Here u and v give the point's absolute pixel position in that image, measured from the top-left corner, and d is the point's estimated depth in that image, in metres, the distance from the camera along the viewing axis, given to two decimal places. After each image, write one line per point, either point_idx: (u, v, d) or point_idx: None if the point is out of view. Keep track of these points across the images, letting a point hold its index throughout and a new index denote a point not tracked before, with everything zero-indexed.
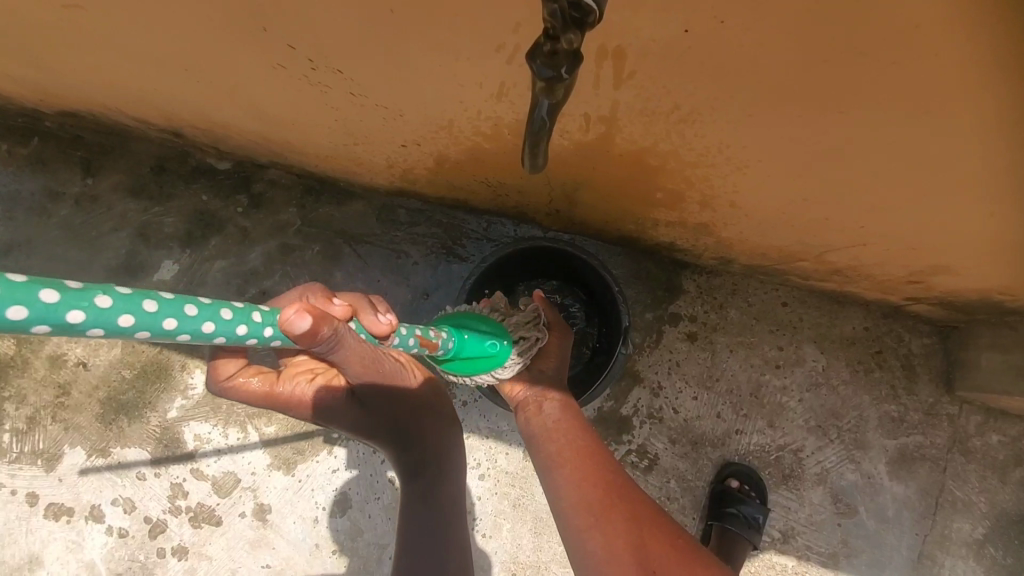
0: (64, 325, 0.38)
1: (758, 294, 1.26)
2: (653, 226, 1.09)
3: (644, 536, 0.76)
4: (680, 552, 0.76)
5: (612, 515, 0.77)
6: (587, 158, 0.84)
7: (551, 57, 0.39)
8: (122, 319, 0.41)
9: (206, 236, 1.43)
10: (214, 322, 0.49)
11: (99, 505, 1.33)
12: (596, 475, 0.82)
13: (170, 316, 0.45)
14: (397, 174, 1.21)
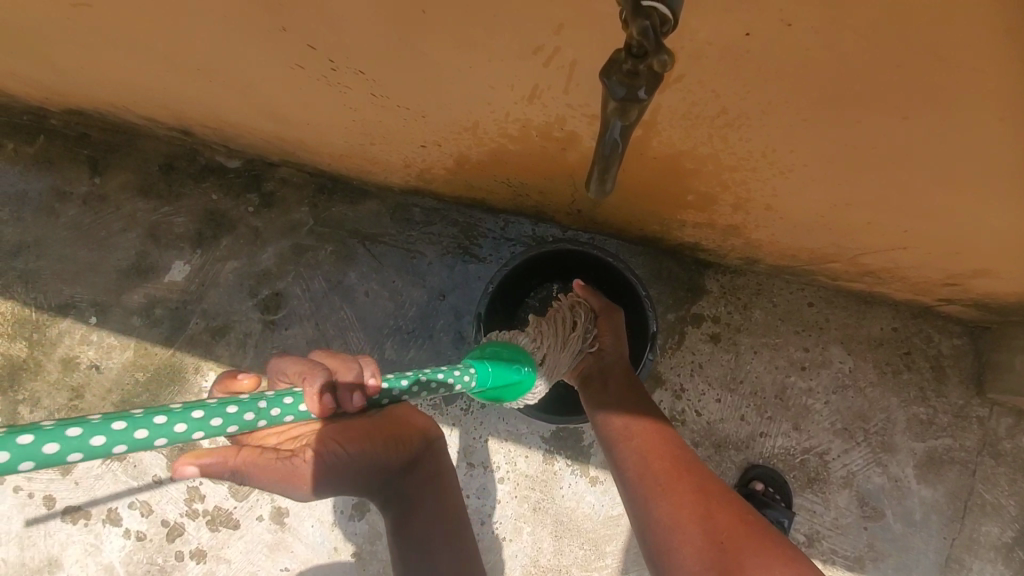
0: None
1: (783, 294, 1.23)
2: (680, 227, 1.07)
3: (712, 508, 0.71)
4: (754, 528, 0.70)
5: (677, 484, 0.74)
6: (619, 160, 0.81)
7: (630, 75, 0.43)
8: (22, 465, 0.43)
9: (217, 236, 1.40)
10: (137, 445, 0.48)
11: (116, 508, 1.32)
12: (663, 450, 0.79)
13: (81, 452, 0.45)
14: (414, 174, 1.18)
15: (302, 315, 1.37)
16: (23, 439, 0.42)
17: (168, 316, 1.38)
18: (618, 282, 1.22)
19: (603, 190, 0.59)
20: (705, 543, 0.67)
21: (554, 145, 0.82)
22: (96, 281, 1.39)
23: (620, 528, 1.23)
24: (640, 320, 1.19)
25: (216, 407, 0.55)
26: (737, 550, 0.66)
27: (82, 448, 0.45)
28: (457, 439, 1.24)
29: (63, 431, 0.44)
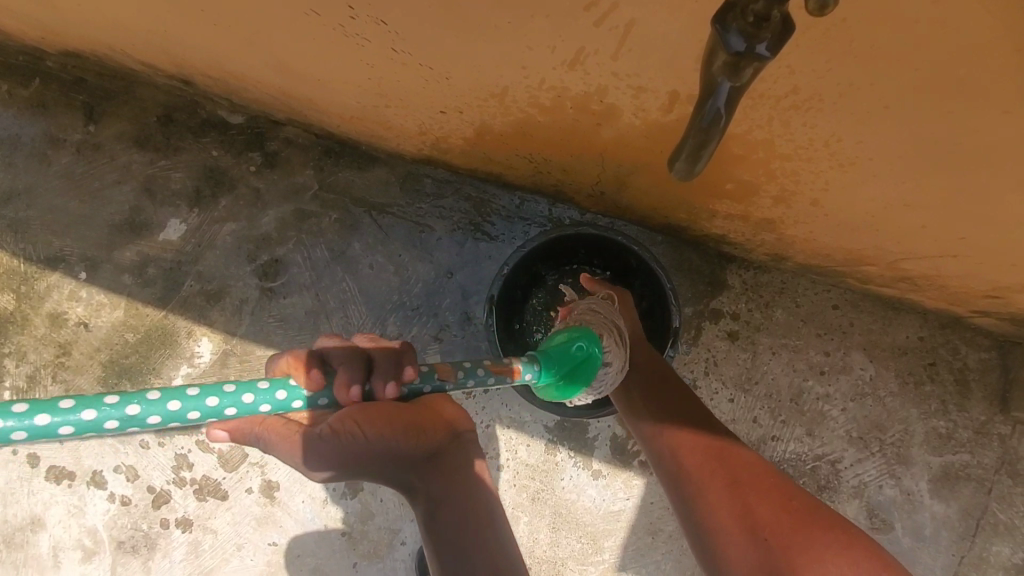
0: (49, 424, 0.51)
1: (808, 294, 1.17)
2: (708, 217, 1.00)
3: (750, 502, 0.68)
4: (805, 513, 0.67)
5: (711, 480, 0.72)
6: (660, 140, 0.73)
7: (755, 24, 0.38)
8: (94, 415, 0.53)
9: (216, 196, 1.33)
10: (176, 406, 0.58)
11: (101, 471, 1.27)
12: (690, 445, 0.77)
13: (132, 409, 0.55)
14: (429, 143, 1.11)
15: (302, 284, 1.31)
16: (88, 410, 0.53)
17: (162, 277, 1.31)
18: (637, 270, 1.17)
19: (692, 171, 0.48)
20: (748, 543, 0.66)
21: (588, 119, 0.75)
22: (88, 235, 1.32)
23: (620, 523, 1.19)
24: (659, 311, 1.15)
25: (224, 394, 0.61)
26: (782, 548, 0.64)
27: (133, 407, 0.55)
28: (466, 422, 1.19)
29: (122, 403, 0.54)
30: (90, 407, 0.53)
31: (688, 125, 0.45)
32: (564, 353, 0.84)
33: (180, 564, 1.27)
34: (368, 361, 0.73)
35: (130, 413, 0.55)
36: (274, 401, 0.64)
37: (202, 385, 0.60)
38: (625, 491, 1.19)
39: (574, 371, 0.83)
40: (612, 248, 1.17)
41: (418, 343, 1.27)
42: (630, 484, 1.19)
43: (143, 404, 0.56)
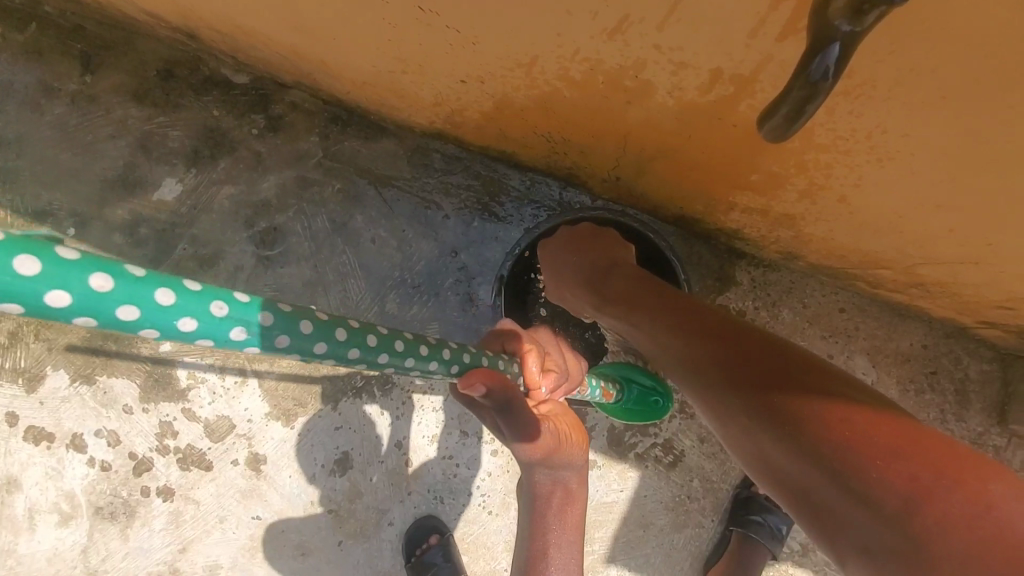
0: (117, 317, 0.39)
1: (816, 296, 1.16)
2: (725, 211, 0.99)
3: (743, 421, 0.72)
4: (795, 400, 0.66)
5: (716, 398, 0.76)
6: (694, 123, 0.71)
7: None
8: (185, 320, 0.42)
9: (215, 157, 1.28)
10: (282, 337, 0.50)
11: (81, 434, 1.23)
12: (696, 369, 0.80)
13: (239, 326, 0.46)
14: (442, 116, 1.08)
15: (300, 255, 1.27)
16: (189, 320, 0.42)
17: (154, 238, 1.27)
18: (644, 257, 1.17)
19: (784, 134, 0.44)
20: (761, 459, 0.69)
21: (619, 97, 0.72)
22: (78, 189, 1.26)
23: (613, 516, 1.16)
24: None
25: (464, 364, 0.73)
26: (775, 456, 0.66)
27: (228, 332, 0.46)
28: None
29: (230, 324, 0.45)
30: (286, 330, 0.50)
31: (793, 78, 0.41)
32: (642, 396, 1.09)
33: (160, 534, 1.23)
34: (568, 376, 0.94)
35: (312, 346, 0.53)
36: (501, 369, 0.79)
37: (380, 336, 0.61)
38: (620, 483, 1.16)
39: (636, 407, 1.10)
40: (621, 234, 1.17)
41: (417, 322, 1.24)
42: (625, 476, 1.16)
43: (251, 330, 0.47)
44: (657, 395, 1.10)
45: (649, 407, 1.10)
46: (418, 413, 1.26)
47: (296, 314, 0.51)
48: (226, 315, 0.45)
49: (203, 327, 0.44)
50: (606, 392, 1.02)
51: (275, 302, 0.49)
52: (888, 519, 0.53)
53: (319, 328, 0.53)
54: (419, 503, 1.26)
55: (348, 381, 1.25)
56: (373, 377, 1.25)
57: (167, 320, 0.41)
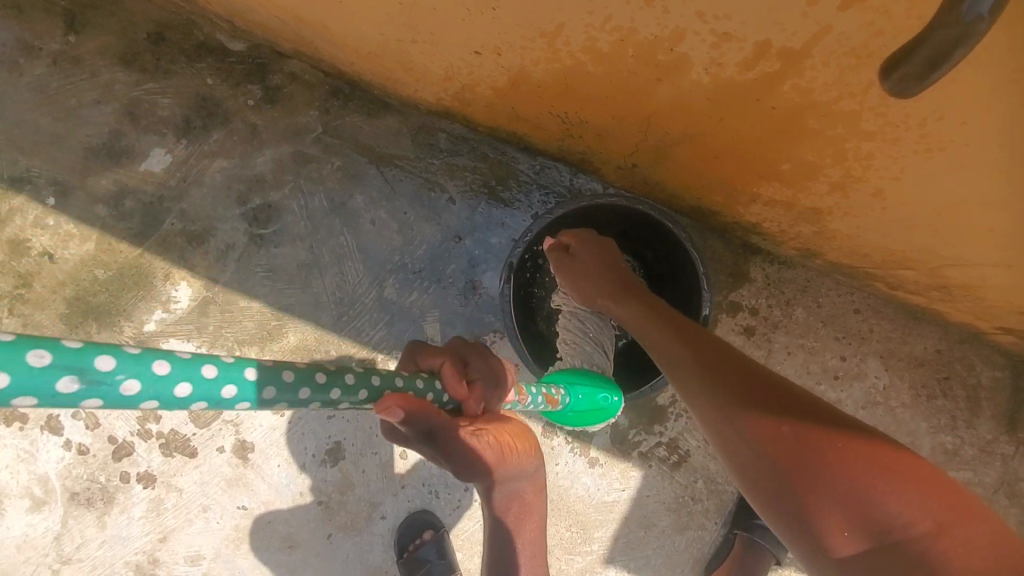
0: (55, 392, 0.33)
1: (831, 295, 1.13)
2: (746, 203, 0.94)
3: (737, 433, 0.64)
4: (799, 421, 0.61)
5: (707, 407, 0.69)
6: (728, 104, 0.67)
7: None
8: (125, 384, 0.36)
9: (207, 128, 1.22)
10: (233, 386, 0.43)
11: (58, 415, 1.17)
12: (690, 375, 0.73)
13: (184, 381, 0.40)
14: (452, 92, 1.02)
15: (295, 234, 1.21)
16: (128, 387, 0.36)
17: (140, 211, 1.23)
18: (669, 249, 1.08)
19: None
20: (752, 474, 0.62)
21: (647, 73, 0.67)
22: (60, 157, 1.22)
23: (613, 515, 1.13)
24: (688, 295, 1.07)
25: (396, 388, 0.59)
26: (776, 472, 0.60)
27: (174, 394, 0.39)
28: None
29: (174, 385, 0.39)
30: (307, 383, 0.50)
31: None
32: (592, 394, 0.92)
33: (139, 522, 1.18)
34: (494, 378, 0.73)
35: (266, 391, 0.46)
36: (420, 391, 0.63)
37: (331, 371, 0.53)
38: (622, 482, 1.13)
39: (586, 410, 0.93)
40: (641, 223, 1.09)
41: (416, 309, 1.19)
42: (627, 476, 1.13)
43: (196, 383, 0.40)
44: (605, 393, 0.93)
45: (599, 406, 0.94)
46: None
47: (239, 362, 0.44)
48: (170, 373, 0.39)
49: (148, 389, 0.38)
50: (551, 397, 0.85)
51: (218, 355, 0.43)
52: (890, 549, 0.51)
53: (265, 369, 0.46)
54: (412, 498, 1.21)
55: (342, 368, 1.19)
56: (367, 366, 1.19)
57: (109, 390, 0.36)
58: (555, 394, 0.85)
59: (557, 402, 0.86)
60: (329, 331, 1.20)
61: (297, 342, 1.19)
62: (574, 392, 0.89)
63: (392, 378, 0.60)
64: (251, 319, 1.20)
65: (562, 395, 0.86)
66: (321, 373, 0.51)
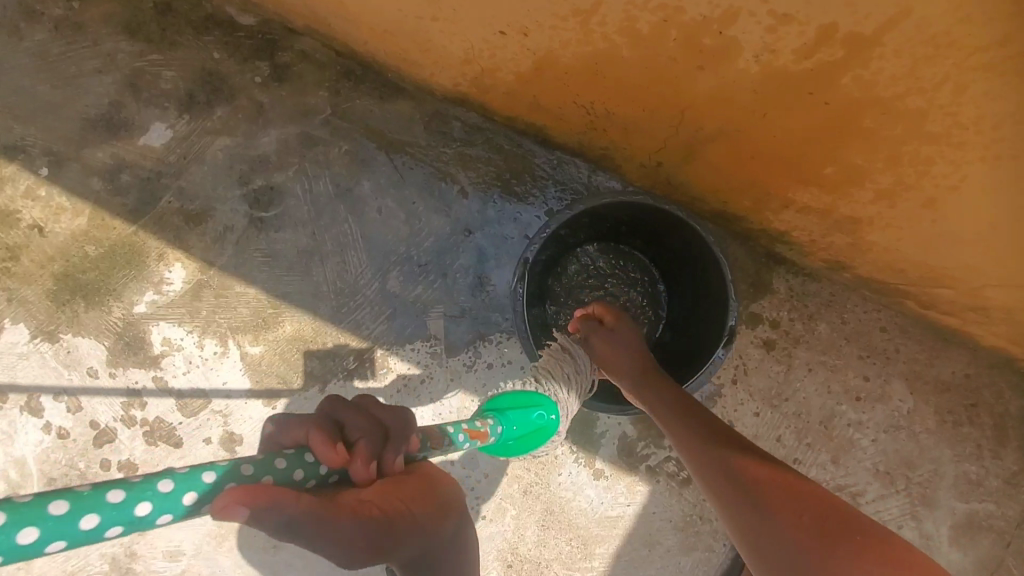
0: (17, 544, 0.35)
1: (857, 312, 1.07)
2: (778, 209, 0.89)
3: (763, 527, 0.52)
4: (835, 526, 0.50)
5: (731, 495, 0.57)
6: (777, 96, 0.61)
7: None
8: (86, 518, 0.38)
9: (211, 104, 1.17)
10: (189, 492, 0.44)
11: (39, 397, 1.13)
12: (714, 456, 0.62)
13: (141, 501, 0.41)
14: (470, 77, 0.96)
15: (297, 219, 1.15)
16: (86, 521, 0.38)
17: (137, 186, 1.17)
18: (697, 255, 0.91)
19: None
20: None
21: (688, 61, 0.62)
22: (55, 127, 1.17)
23: (616, 531, 1.07)
24: (715, 309, 0.89)
25: (248, 476, 0.49)
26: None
27: (129, 519, 0.40)
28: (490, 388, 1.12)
29: (129, 508, 0.40)
30: (148, 495, 0.42)
31: None
32: (525, 415, 0.83)
33: None
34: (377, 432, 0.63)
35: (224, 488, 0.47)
36: (281, 472, 0.51)
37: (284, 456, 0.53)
38: (627, 496, 1.08)
39: (527, 433, 0.83)
40: (665, 225, 0.92)
41: (420, 304, 1.13)
42: (633, 490, 1.08)
43: (150, 501, 0.42)
44: (541, 408, 0.84)
45: (540, 426, 0.84)
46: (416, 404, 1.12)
47: (190, 470, 0.46)
48: (122, 499, 0.40)
49: (105, 519, 0.39)
50: (478, 431, 0.76)
51: (164, 471, 0.45)
52: None
53: (218, 469, 0.47)
54: None
55: (339, 362, 1.13)
56: (367, 360, 1.13)
57: (66, 529, 0.37)
58: (479, 427, 0.77)
59: (489, 433, 0.78)
60: (327, 322, 1.14)
61: (294, 332, 1.14)
62: (505, 419, 0.81)
63: (237, 466, 0.49)
64: (246, 306, 1.15)
65: (490, 425, 0.78)
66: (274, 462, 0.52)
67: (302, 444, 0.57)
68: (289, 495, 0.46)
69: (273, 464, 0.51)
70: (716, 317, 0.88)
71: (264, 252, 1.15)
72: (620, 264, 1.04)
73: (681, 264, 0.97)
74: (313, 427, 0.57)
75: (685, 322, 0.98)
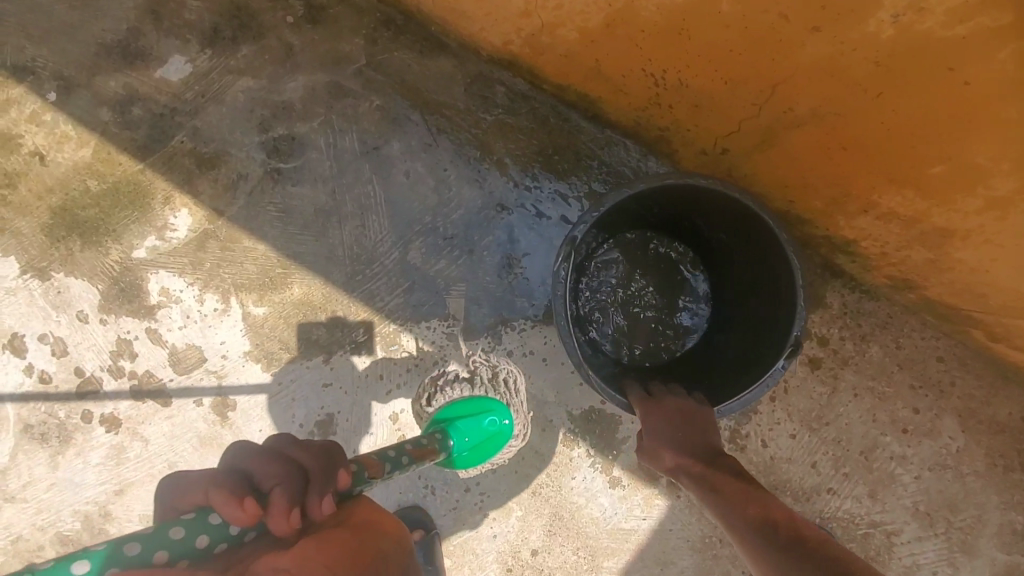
0: None
1: (914, 338, 0.98)
2: (852, 216, 0.79)
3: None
4: None
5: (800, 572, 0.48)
6: (908, 62, 0.54)
7: None
8: None
9: (237, 41, 1.08)
10: None
11: (23, 336, 1.05)
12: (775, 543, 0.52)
13: None
14: (525, 34, 0.87)
15: (318, 174, 1.07)
16: None
17: (148, 122, 1.08)
18: (759, 249, 0.82)
19: None
20: None
21: (805, 19, 0.55)
22: (68, 49, 1.08)
23: (627, 545, 1.00)
24: (776, 312, 0.80)
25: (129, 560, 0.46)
26: None
27: None
28: (507, 377, 1.03)
29: None
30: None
31: None
32: (478, 423, 0.95)
33: (95, 469, 1.04)
34: (301, 474, 0.57)
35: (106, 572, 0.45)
36: (174, 547, 0.48)
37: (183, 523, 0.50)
38: (643, 509, 1.00)
39: (481, 442, 0.95)
40: (724, 216, 0.84)
41: (441, 281, 1.05)
42: (650, 503, 1.00)
43: None
44: (495, 414, 0.97)
45: (493, 432, 0.97)
46: (427, 387, 1.04)
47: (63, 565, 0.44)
48: None
49: None
50: (423, 452, 0.84)
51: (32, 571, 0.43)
52: None
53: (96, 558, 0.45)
54: None
55: (348, 333, 1.05)
56: (378, 334, 1.05)
57: None
58: (423, 446, 0.85)
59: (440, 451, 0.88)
60: (339, 289, 1.06)
61: (302, 296, 1.05)
62: (456, 432, 0.93)
63: (118, 549, 0.46)
64: (253, 263, 1.06)
65: (439, 440, 0.89)
66: (173, 531, 0.49)
67: (202, 505, 0.53)
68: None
69: (166, 537, 0.48)
70: (778, 321, 0.79)
71: (279, 207, 1.07)
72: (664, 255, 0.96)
73: (734, 256, 0.88)
74: (212, 484, 0.53)
75: (738, 321, 0.89)
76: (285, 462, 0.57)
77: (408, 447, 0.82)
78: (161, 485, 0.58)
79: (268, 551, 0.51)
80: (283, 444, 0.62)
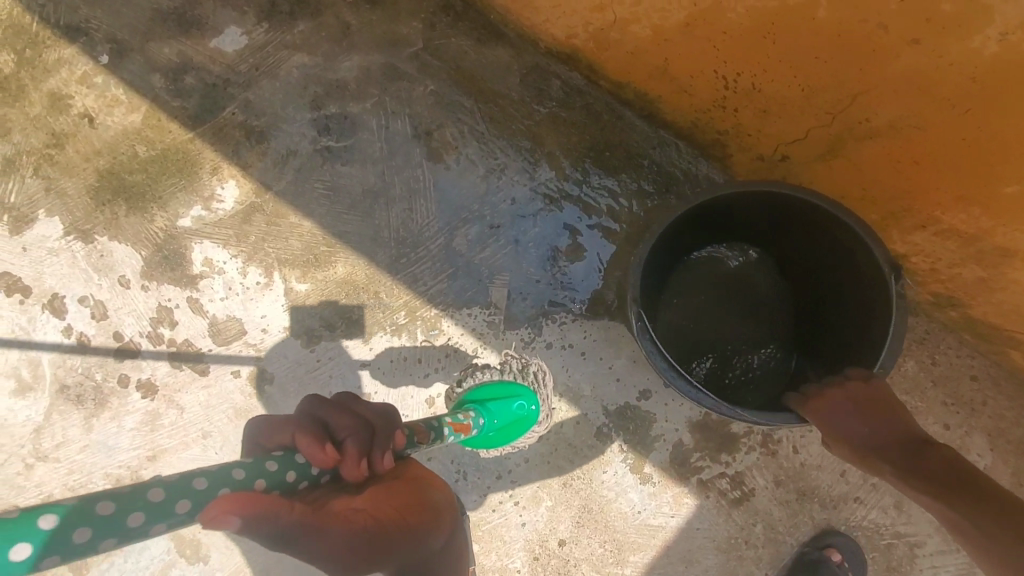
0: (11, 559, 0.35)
1: (950, 355, 0.99)
2: (908, 232, 0.80)
3: None
4: None
5: None
6: (1005, 81, 0.56)
7: None
8: (77, 532, 0.38)
9: (293, 17, 1.08)
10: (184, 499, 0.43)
11: (63, 297, 1.05)
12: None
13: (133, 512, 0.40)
14: (593, 28, 0.87)
15: (368, 155, 1.07)
16: (79, 535, 0.38)
17: (200, 91, 1.08)
18: (846, 270, 0.83)
19: None
20: None
21: (906, 30, 0.57)
22: (124, 14, 1.08)
23: (654, 541, 1.01)
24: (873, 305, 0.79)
25: (236, 482, 0.48)
26: None
27: (116, 531, 0.40)
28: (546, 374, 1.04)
29: (123, 520, 0.40)
30: (139, 506, 0.41)
31: None
32: (507, 406, 0.96)
33: (129, 434, 1.04)
34: (368, 428, 0.60)
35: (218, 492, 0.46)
36: (270, 476, 0.50)
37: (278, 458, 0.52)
38: (672, 507, 1.01)
39: (507, 424, 0.96)
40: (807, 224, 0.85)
41: (485, 269, 1.05)
42: (679, 501, 1.01)
43: (145, 512, 0.41)
44: (523, 399, 0.98)
45: (518, 416, 0.98)
46: (464, 373, 1.04)
47: (184, 477, 0.45)
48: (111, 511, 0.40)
49: (95, 535, 0.39)
50: (461, 426, 0.85)
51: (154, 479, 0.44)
52: None
53: (213, 477, 0.47)
54: None
55: (389, 314, 1.05)
56: (419, 318, 1.05)
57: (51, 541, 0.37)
58: (461, 420, 0.86)
59: (471, 427, 0.88)
60: (382, 270, 1.06)
61: (345, 275, 1.06)
62: (487, 413, 0.93)
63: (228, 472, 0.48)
64: (298, 239, 1.07)
65: (473, 417, 0.89)
66: (268, 463, 0.51)
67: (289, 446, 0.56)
68: (279, 506, 0.43)
69: (264, 467, 0.51)
70: (876, 318, 0.78)
71: (327, 185, 1.07)
72: (744, 265, 0.99)
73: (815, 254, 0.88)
74: (297, 428, 0.56)
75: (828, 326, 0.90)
76: (354, 416, 0.60)
77: (449, 421, 0.83)
78: (249, 425, 0.62)
79: (339, 494, 0.53)
80: (351, 402, 0.64)
